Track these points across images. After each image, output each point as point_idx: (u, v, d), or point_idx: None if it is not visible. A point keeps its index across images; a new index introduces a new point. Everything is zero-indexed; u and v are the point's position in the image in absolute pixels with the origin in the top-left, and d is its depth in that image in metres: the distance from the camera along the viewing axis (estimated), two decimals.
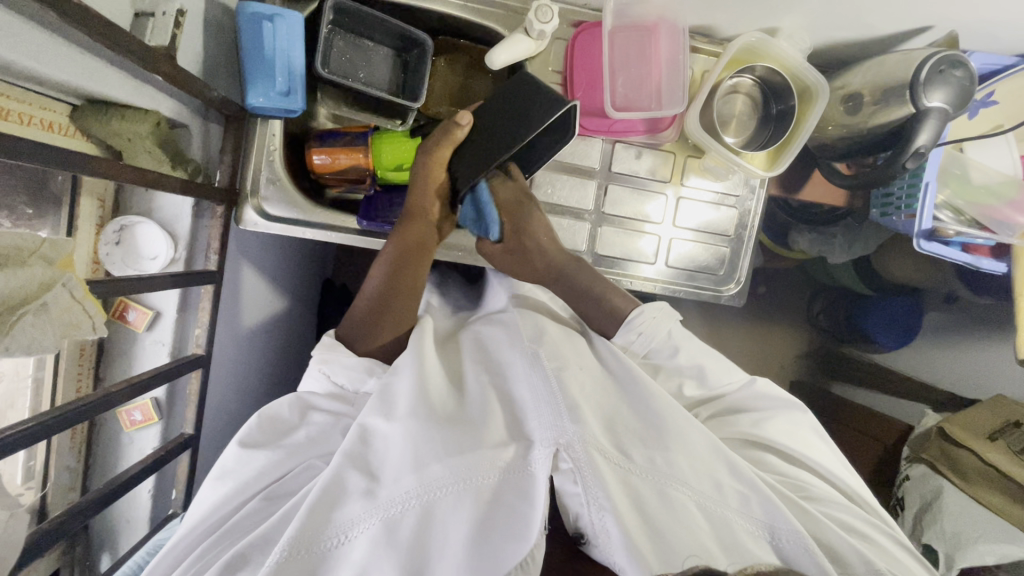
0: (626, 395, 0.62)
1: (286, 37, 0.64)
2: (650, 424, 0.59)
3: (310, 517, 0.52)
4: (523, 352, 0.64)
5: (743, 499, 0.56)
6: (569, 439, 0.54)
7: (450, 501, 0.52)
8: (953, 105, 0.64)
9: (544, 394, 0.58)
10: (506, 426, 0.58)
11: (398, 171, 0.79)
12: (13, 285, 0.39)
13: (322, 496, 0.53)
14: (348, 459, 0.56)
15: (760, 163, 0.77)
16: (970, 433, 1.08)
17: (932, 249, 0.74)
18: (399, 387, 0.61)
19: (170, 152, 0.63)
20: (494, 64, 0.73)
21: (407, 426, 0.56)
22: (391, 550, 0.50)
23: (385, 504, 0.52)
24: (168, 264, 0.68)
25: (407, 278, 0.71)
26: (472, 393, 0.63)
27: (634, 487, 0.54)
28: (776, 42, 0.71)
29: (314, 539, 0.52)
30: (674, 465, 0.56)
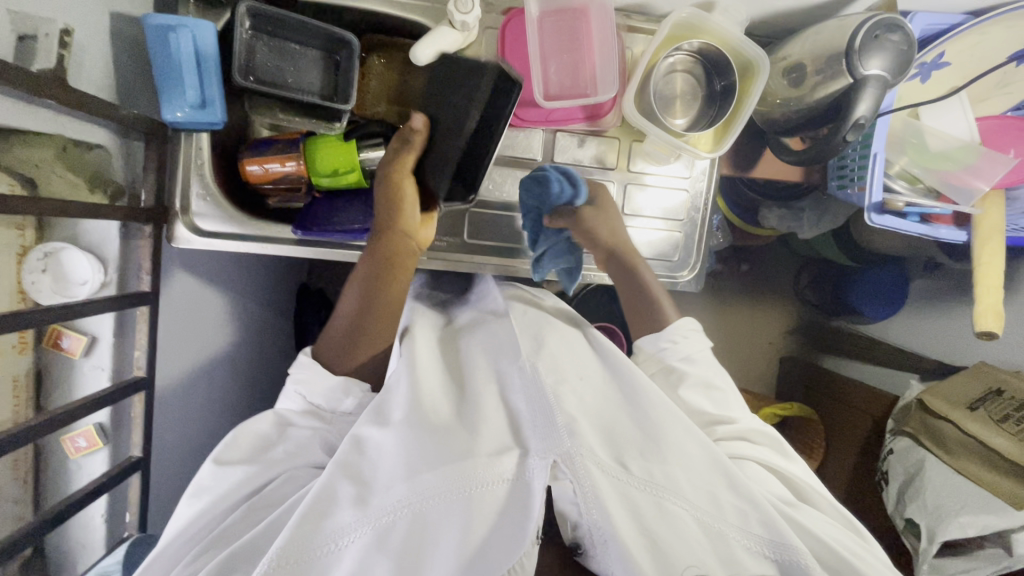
0: (628, 402, 0.61)
1: (197, 48, 0.62)
2: (651, 436, 0.58)
3: (298, 527, 0.53)
4: (517, 363, 0.62)
5: (743, 515, 0.56)
6: (568, 453, 0.53)
7: (441, 510, 0.52)
8: (892, 71, 0.61)
9: (539, 405, 0.57)
10: (502, 433, 0.57)
11: (335, 176, 0.76)
12: None
13: (313, 507, 0.54)
14: (339, 469, 0.56)
15: (705, 144, 0.75)
16: (948, 403, 1.06)
17: (885, 223, 0.70)
18: (393, 399, 0.61)
19: (86, 175, 0.61)
20: (420, 60, 0.70)
21: (399, 436, 0.56)
22: (382, 558, 0.51)
23: (375, 514, 0.52)
24: (99, 289, 0.66)
25: (383, 295, 0.68)
26: (469, 398, 0.61)
27: (633, 500, 0.53)
28: (710, 18, 0.68)
29: (298, 548, 0.52)
30: (672, 478, 0.55)
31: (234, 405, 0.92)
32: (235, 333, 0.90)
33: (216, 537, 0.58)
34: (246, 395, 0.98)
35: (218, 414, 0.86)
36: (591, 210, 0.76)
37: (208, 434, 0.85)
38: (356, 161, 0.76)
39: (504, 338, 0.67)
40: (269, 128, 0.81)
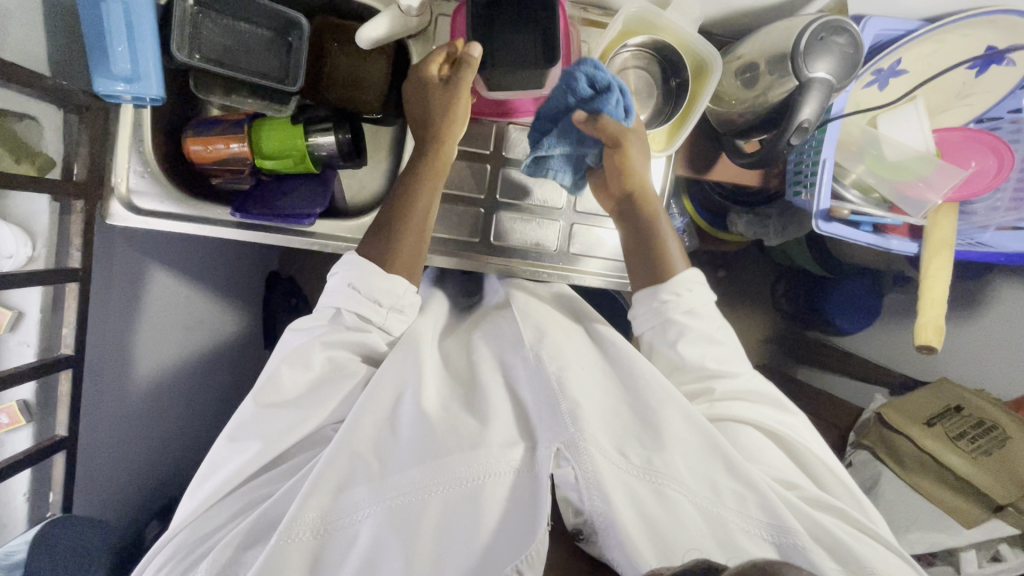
0: (629, 392, 0.63)
1: (130, 21, 0.61)
2: (647, 424, 0.60)
3: (310, 498, 0.54)
4: (524, 359, 0.64)
5: (741, 499, 0.57)
6: (571, 439, 0.55)
7: (459, 493, 0.54)
8: (840, 75, 0.60)
9: (545, 395, 0.59)
10: (509, 425, 0.59)
11: (279, 159, 0.75)
12: None
13: (323, 479, 0.55)
14: (352, 445, 0.57)
15: (658, 142, 0.74)
16: (906, 418, 1.04)
17: (831, 231, 0.69)
18: (405, 378, 0.62)
19: (10, 145, 0.60)
20: (366, 44, 0.68)
21: (411, 421, 0.59)
22: (397, 537, 0.52)
23: (391, 493, 0.55)
24: (26, 264, 0.65)
25: (422, 202, 0.69)
26: (482, 387, 0.64)
27: (631, 485, 0.55)
28: (662, 14, 0.67)
29: (316, 519, 0.54)
30: (671, 464, 0.57)
31: (188, 384, 0.92)
32: (183, 315, 0.89)
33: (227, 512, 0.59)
34: (212, 369, 0.98)
35: (162, 397, 0.85)
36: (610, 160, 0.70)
37: (155, 417, 0.84)
38: (301, 146, 0.75)
39: (513, 333, 0.68)
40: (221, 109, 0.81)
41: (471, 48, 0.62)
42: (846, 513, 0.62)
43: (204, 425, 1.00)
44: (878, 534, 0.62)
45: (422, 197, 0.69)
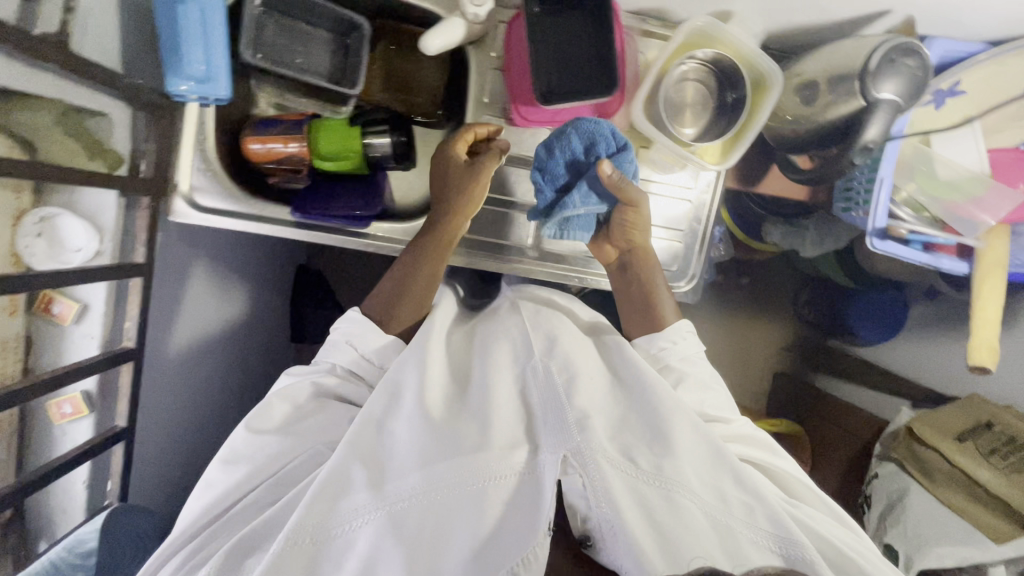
0: (634, 402, 0.64)
1: (202, 22, 0.61)
2: (655, 430, 0.60)
3: (313, 506, 0.56)
4: (527, 367, 0.65)
5: (746, 509, 0.58)
6: (577, 447, 0.56)
7: (456, 501, 0.55)
8: (906, 96, 0.60)
9: (550, 403, 0.60)
10: (512, 428, 0.60)
11: (339, 158, 0.76)
12: None
13: (323, 489, 0.57)
14: (355, 448, 0.60)
15: (712, 156, 0.74)
16: (937, 433, 1.05)
17: (885, 249, 0.69)
18: (410, 384, 0.64)
19: (84, 141, 0.61)
20: (429, 51, 0.69)
21: (413, 427, 0.60)
22: (396, 541, 0.53)
23: (391, 500, 0.56)
24: (93, 257, 0.66)
25: (425, 272, 0.73)
26: (474, 391, 0.65)
27: (640, 492, 0.56)
28: (727, 27, 0.68)
29: (315, 527, 0.55)
30: (680, 470, 0.57)
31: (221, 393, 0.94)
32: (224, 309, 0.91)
33: (223, 523, 0.61)
34: (244, 368, 1.01)
35: (201, 389, 0.87)
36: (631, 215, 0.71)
37: (192, 410, 0.86)
38: (359, 147, 0.76)
39: (512, 341, 0.69)
40: (274, 107, 0.81)
41: (498, 144, 0.71)
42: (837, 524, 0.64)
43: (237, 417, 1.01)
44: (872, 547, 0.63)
45: (427, 263, 0.73)
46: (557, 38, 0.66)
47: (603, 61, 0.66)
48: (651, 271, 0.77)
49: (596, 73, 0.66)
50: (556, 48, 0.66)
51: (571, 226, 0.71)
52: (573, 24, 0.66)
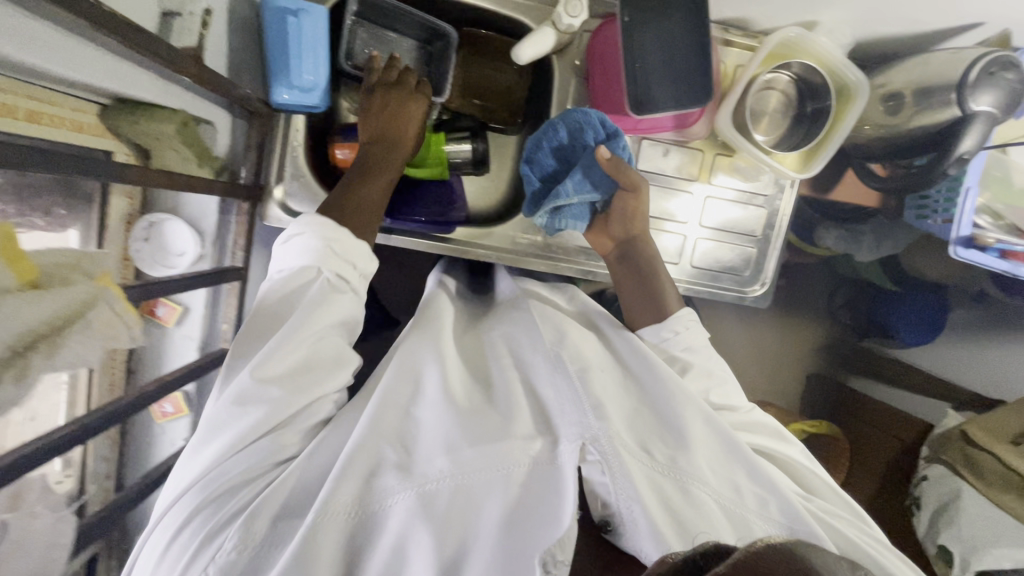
0: (646, 393, 0.59)
1: (311, 32, 0.62)
2: (670, 425, 0.56)
3: (343, 479, 0.50)
4: (545, 351, 0.60)
5: (761, 500, 0.53)
6: (595, 435, 0.51)
7: (485, 484, 0.50)
8: (1003, 107, 0.63)
9: (567, 392, 0.55)
10: (532, 419, 0.55)
11: (424, 168, 0.78)
12: (57, 305, 0.32)
13: (354, 462, 0.50)
14: (383, 433, 0.53)
15: (790, 163, 0.74)
16: (993, 437, 1.06)
17: (970, 257, 0.70)
18: (427, 372, 0.59)
19: (199, 150, 0.62)
20: (521, 60, 0.70)
21: (438, 412, 0.55)
22: (428, 525, 0.48)
23: (420, 480, 0.50)
24: (196, 261, 0.68)
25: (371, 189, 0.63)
26: (498, 386, 0.60)
27: (659, 485, 0.51)
28: (815, 38, 0.69)
29: (350, 505, 0.49)
30: (695, 464, 0.53)
31: None
32: None
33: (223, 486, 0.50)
34: None
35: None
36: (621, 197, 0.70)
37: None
38: (445, 154, 0.77)
39: (529, 331, 0.64)
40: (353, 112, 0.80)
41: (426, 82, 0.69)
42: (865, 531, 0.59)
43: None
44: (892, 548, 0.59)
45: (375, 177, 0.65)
46: (655, 48, 0.67)
47: (697, 69, 0.66)
48: (651, 254, 0.72)
49: (690, 81, 0.67)
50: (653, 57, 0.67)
51: (563, 215, 0.70)
52: (671, 32, 0.66)
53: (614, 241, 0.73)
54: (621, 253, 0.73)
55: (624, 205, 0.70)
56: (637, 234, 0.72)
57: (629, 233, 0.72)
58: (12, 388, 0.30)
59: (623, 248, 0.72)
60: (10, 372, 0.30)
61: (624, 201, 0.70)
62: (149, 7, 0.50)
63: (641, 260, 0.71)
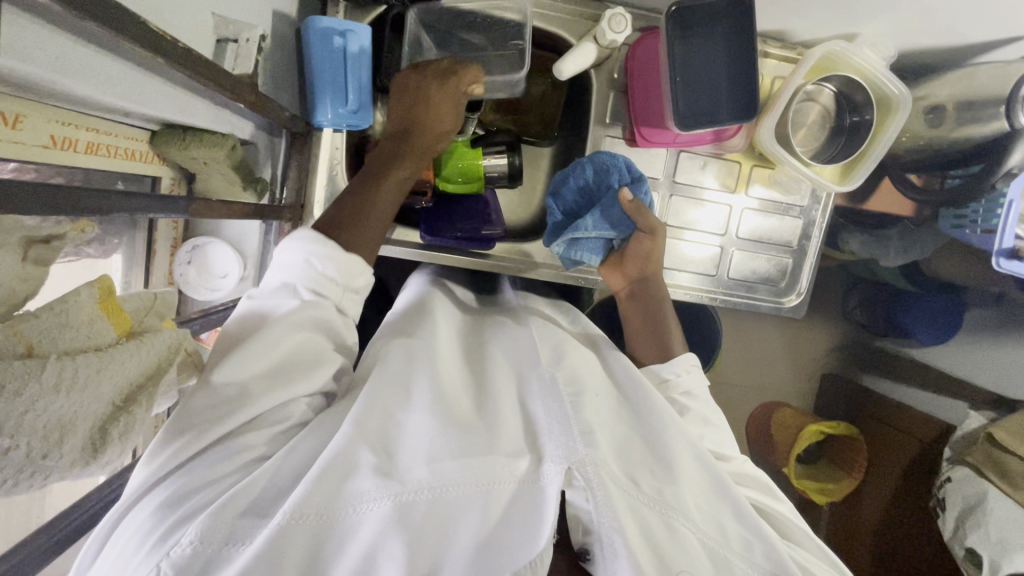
0: (639, 418, 0.59)
1: (357, 53, 0.62)
2: (659, 455, 0.55)
3: (316, 483, 0.45)
4: (538, 372, 0.59)
5: (745, 543, 0.53)
6: (582, 461, 0.49)
7: (465, 497, 0.47)
8: None
9: (557, 413, 0.54)
10: (521, 436, 0.53)
11: (461, 182, 0.77)
12: (148, 356, 0.35)
13: (331, 464, 0.46)
14: (361, 435, 0.48)
15: (829, 176, 0.74)
16: (1018, 440, 1.07)
17: (1012, 269, 0.69)
18: (418, 377, 0.56)
19: (243, 172, 0.62)
20: (562, 75, 0.70)
21: (424, 417, 0.51)
22: (398, 537, 0.45)
23: (397, 488, 0.46)
24: (238, 283, 0.67)
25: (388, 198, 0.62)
26: (489, 396, 0.57)
27: (642, 516, 0.51)
28: (860, 50, 0.68)
29: (322, 506, 0.45)
30: (681, 500, 0.52)
31: None
32: None
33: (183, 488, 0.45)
34: None
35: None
36: (640, 240, 0.71)
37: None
38: (480, 168, 0.76)
39: (524, 350, 0.63)
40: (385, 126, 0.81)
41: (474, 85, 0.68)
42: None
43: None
44: None
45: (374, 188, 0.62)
46: (701, 62, 0.66)
47: (742, 83, 0.65)
48: (660, 298, 0.73)
49: (735, 96, 0.66)
50: (697, 72, 0.66)
51: (579, 246, 0.71)
52: (717, 47, 0.65)
53: (627, 278, 0.74)
54: (635, 290, 0.74)
55: (640, 249, 0.71)
56: (650, 276, 0.73)
57: (641, 272, 0.73)
58: (119, 441, 0.34)
59: (635, 289, 0.73)
60: (118, 426, 0.33)
61: (638, 241, 0.71)
62: (204, 34, 0.49)
63: (651, 301, 0.72)
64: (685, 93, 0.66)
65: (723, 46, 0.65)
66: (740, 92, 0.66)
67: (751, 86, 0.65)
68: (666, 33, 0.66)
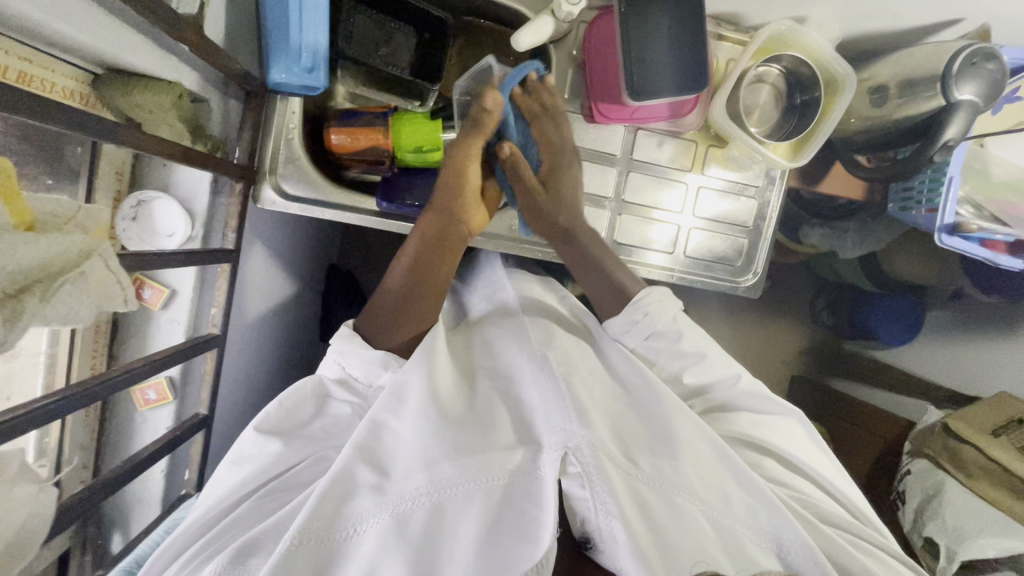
0: (635, 407, 0.66)
1: (311, 12, 0.62)
2: (660, 434, 0.63)
3: (318, 509, 0.53)
4: (531, 355, 0.66)
5: (750, 510, 0.60)
6: (576, 443, 0.56)
7: (460, 499, 0.53)
8: (984, 98, 0.64)
9: (553, 397, 0.60)
10: (516, 430, 0.60)
11: (421, 152, 0.76)
12: (49, 251, 0.37)
13: (333, 487, 0.54)
14: (362, 455, 0.57)
15: (782, 153, 0.77)
16: (973, 428, 1.07)
17: (953, 244, 0.75)
18: (412, 384, 0.61)
19: (192, 126, 0.61)
20: (519, 48, 0.71)
21: (419, 423, 0.58)
22: (403, 544, 0.51)
23: (394, 499, 0.54)
24: (185, 242, 0.66)
25: (430, 274, 0.68)
26: (480, 397, 0.64)
27: (641, 493, 0.57)
28: (805, 31, 0.70)
29: (325, 529, 0.53)
30: (679, 473, 0.59)
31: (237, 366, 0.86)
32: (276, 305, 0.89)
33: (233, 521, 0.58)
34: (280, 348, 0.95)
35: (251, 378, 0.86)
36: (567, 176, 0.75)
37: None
38: (440, 139, 0.76)
39: (518, 337, 0.71)
40: (348, 98, 0.81)
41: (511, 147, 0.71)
42: (833, 515, 0.67)
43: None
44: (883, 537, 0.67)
45: (429, 270, 0.68)
46: (653, 35, 0.68)
47: (691, 55, 0.67)
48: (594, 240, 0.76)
49: (684, 67, 0.68)
50: (648, 44, 0.68)
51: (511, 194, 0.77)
52: (669, 19, 0.67)
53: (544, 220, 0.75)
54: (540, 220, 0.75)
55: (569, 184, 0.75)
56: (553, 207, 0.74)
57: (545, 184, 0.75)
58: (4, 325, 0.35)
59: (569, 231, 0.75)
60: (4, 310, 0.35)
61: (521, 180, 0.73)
62: None
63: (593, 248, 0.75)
64: (638, 66, 0.68)
65: (674, 19, 0.67)
66: (688, 65, 0.67)
67: (700, 59, 0.67)
68: (618, 9, 0.68)
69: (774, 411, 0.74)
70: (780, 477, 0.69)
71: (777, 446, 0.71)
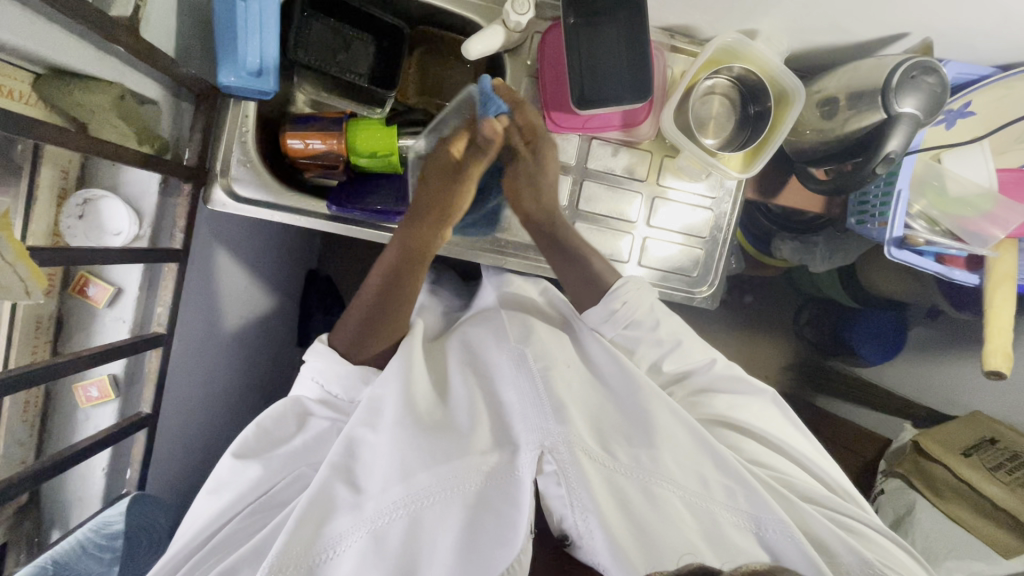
0: (613, 397, 0.67)
1: (261, 19, 0.64)
2: (637, 424, 0.63)
3: (296, 530, 0.54)
4: (509, 354, 0.66)
5: (729, 492, 0.60)
6: (553, 442, 0.57)
7: (438, 509, 0.55)
8: (925, 111, 0.65)
9: (529, 395, 0.62)
10: (492, 433, 0.61)
11: (374, 157, 0.77)
12: None
13: (312, 506, 0.55)
14: (340, 470, 0.58)
15: (735, 164, 0.76)
16: (946, 449, 1.01)
17: (903, 257, 0.75)
18: (389, 396, 0.61)
19: (136, 127, 0.62)
20: (470, 56, 0.72)
21: (394, 433, 0.58)
22: (381, 559, 0.53)
23: (371, 515, 0.55)
24: (132, 241, 0.67)
25: (405, 284, 0.69)
26: (457, 398, 0.65)
27: (618, 484, 0.58)
28: (754, 44, 0.71)
29: (303, 553, 0.54)
30: (657, 461, 0.60)
31: (214, 369, 0.86)
32: (238, 307, 0.90)
33: (221, 541, 0.59)
34: (247, 350, 0.96)
35: (211, 378, 0.86)
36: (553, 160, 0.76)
37: (201, 401, 0.84)
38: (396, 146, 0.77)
39: (495, 334, 0.71)
40: (310, 105, 0.83)
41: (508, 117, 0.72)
42: (813, 493, 0.67)
43: (242, 412, 1.00)
44: (864, 514, 0.67)
45: (405, 280, 0.69)
46: (602, 46, 0.69)
47: (638, 66, 0.69)
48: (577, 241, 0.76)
49: (632, 78, 0.69)
50: (597, 56, 0.69)
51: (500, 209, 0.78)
52: (615, 31, 0.68)
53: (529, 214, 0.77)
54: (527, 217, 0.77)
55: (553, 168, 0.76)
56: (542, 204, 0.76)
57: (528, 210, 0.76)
58: None
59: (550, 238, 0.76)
60: None
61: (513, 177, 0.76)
62: None
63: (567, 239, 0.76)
64: (587, 77, 0.69)
65: (621, 32, 0.68)
66: (633, 77, 0.69)
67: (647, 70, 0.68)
68: (567, 20, 0.69)
69: (747, 389, 0.74)
70: (760, 459, 0.68)
71: (756, 426, 0.71)
